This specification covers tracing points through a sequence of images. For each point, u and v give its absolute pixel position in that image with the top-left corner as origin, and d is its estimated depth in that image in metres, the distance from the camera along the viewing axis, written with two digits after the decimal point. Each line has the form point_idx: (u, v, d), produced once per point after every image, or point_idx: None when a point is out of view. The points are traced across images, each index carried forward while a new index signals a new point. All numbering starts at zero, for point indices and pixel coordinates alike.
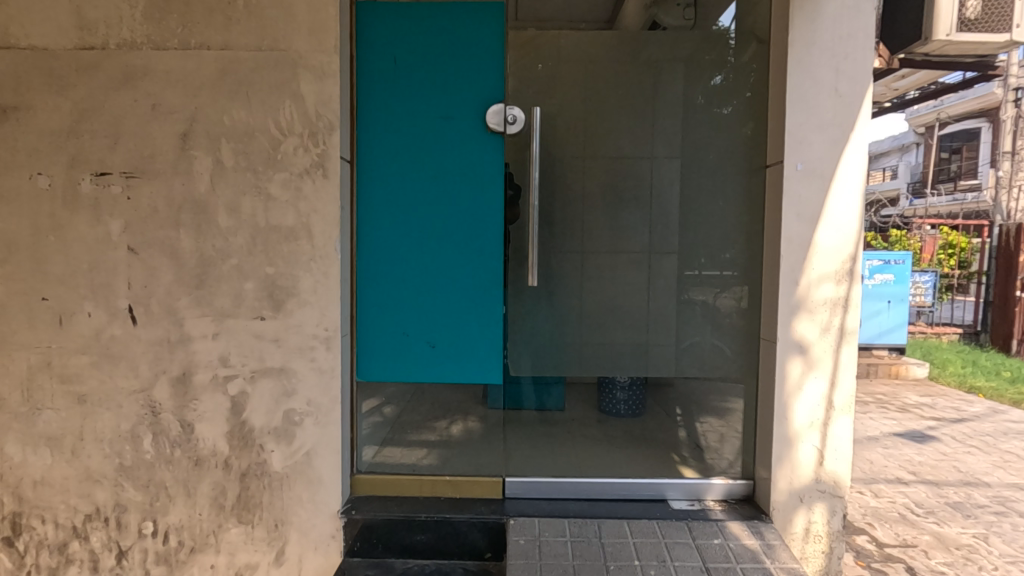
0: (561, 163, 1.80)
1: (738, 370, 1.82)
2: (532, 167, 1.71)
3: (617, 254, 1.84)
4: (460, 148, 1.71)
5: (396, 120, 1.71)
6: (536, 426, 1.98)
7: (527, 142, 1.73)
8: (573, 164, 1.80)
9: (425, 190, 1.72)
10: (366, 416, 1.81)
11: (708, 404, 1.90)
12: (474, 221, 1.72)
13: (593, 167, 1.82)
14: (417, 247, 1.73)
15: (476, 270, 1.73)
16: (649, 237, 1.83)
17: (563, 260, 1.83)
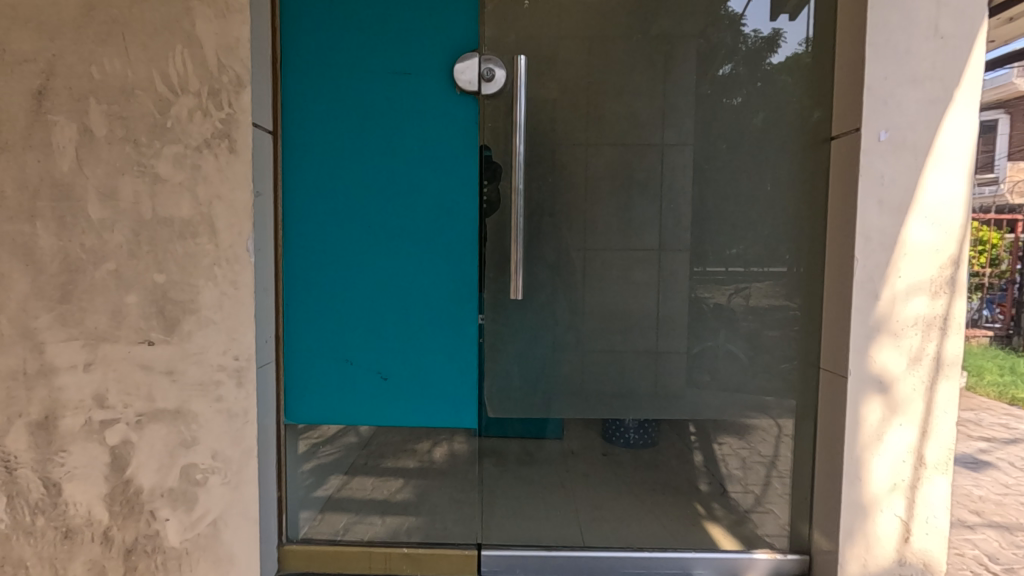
0: (558, 138, 1.32)
1: (786, 403, 1.35)
2: (517, 144, 1.26)
3: (635, 261, 1.34)
4: (419, 114, 1.28)
5: (331, 78, 1.28)
6: (534, 460, 1.51)
7: (509, 108, 1.29)
8: (575, 138, 1.32)
9: (372, 171, 1.29)
10: (307, 457, 1.44)
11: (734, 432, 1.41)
12: (438, 212, 1.29)
13: (603, 142, 1.32)
14: (362, 245, 1.30)
15: (442, 275, 1.30)
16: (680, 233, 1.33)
17: (563, 265, 1.34)
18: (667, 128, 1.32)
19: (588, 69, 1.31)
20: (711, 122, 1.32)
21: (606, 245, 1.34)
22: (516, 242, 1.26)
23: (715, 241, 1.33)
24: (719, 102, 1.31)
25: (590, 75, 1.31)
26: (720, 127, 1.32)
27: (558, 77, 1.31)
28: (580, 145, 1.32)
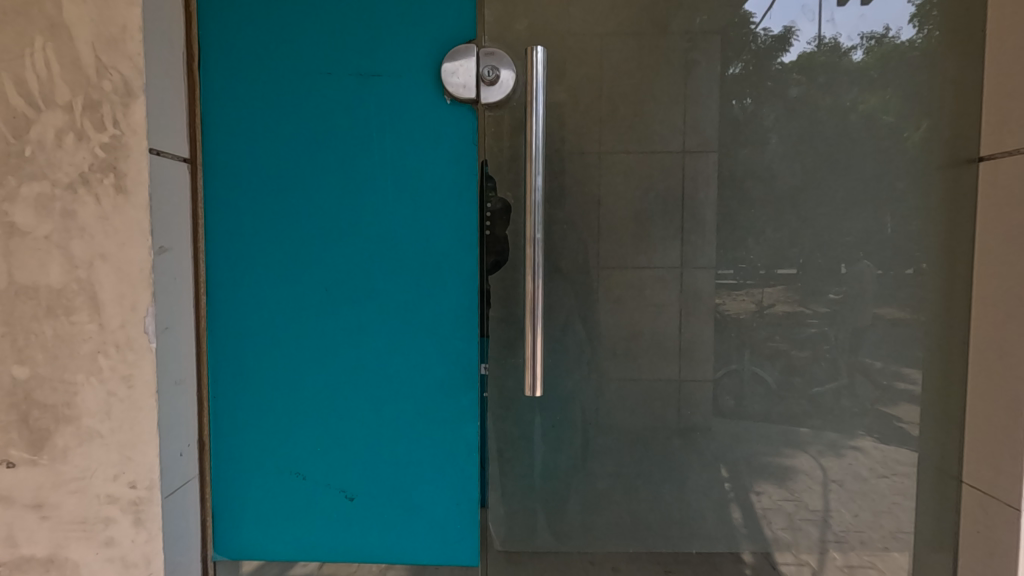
0: (588, 163, 0.95)
1: (826, 437, 0.97)
2: (530, 173, 0.85)
3: (697, 331, 0.96)
4: (394, 132, 0.91)
5: (270, 82, 0.91)
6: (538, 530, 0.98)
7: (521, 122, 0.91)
8: (611, 164, 0.95)
9: (328, 212, 0.92)
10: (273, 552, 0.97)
11: (773, 482, 0.98)
12: (422, 270, 0.92)
13: (651, 168, 0.95)
14: (320, 315, 0.94)
15: (428, 356, 0.93)
16: (761, 295, 0.96)
17: (596, 340, 0.96)
18: (742, 147, 0.94)
19: (629, 67, 0.93)
20: (803, 138, 0.94)
21: (655, 311, 0.96)
22: (530, 315, 0.88)
23: (811, 307, 0.96)
24: (814, 110, 0.93)
25: (633, 75, 0.94)
26: (816, 144, 0.94)
27: (588, 78, 0.94)
28: (619, 174, 0.95)
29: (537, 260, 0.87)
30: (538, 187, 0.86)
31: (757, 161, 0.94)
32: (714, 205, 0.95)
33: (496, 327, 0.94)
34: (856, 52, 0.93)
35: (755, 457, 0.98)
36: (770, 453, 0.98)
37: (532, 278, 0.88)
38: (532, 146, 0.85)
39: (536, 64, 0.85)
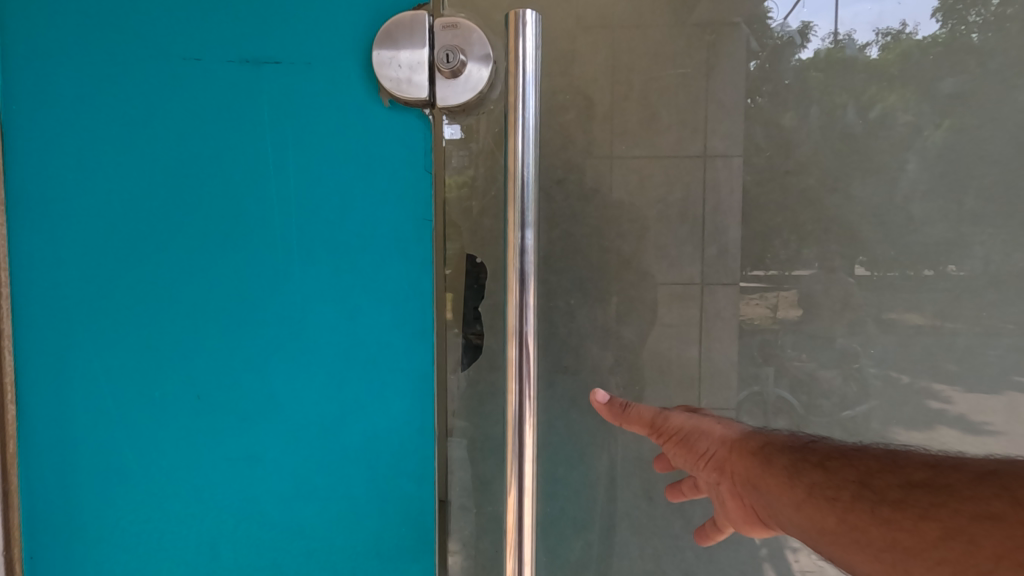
0: (612, 200, 0.59)
1: None
2: (514, 227, 0.49)
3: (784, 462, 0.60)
4: (296, 150, 0.57)
5: (103, 73, 0.58)
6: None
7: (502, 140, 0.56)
8: (649, 202, 0.58)
9: (197, 276, 0.59)
10: None
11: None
12: (346, 369, 0.59)
13: (715, 210, 0.58)
14: (189, 434, 0.61)
15: (356, 501, 0.59)
16: (892, 419, 0.58)
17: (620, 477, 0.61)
18: (872, 173, 0.55)
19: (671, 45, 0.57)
20: (961, 164, 0.55)
21: None
22: (513, 463, 0.51)
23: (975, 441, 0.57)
24: (994, 112, 0.54)
25: (680, 62, 0.57)
26: (984, 175, 0.55)
27: (607, 69, 0.58)
28: (661, 219, 0.58)
29: (527, 372, 0.50)
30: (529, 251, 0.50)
31: (901, 199, 0.55)
32: (820, 269, 0.57)
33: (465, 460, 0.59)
34: (872, 49, 0.55)
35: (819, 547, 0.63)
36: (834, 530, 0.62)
37: (518, 402, 0.51)
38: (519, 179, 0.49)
39: (524, 39, 0.48)
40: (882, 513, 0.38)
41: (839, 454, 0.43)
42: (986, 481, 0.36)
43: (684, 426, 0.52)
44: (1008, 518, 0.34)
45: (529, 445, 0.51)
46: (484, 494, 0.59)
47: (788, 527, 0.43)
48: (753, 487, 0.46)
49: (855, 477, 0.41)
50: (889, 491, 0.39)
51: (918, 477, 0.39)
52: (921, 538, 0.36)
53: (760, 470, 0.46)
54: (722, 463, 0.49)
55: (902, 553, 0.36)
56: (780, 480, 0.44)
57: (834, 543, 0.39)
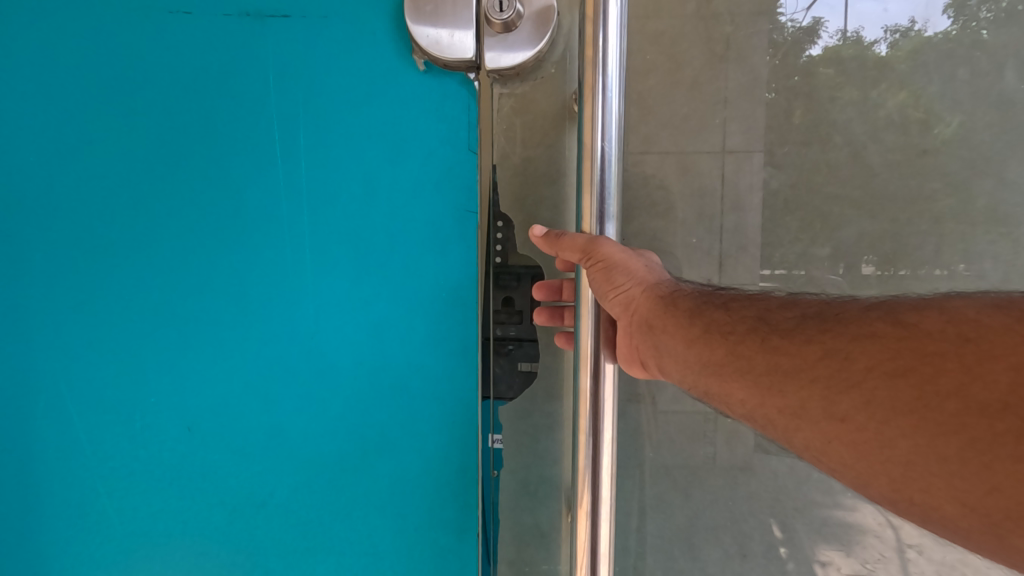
0: (703, 189, 0.51)
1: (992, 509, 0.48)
2: (590, 219, 0.39)
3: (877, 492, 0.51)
4: (309, 124, 0.47)
5: (72, 28, 0.47)
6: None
7: (570, 113, 0.45)
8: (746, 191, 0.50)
9: (185, 277, 0.48)
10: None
11: (834, 550, 0.52)
12: (369, 392, 0.48)
13: (828, 199, 0.49)
14: (178, 473, 0.50)
15: (384, 553, 0.49)
16: None
17: (697, 515, 0.52)
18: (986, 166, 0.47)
19: (734, 15, 0.49)
20: None
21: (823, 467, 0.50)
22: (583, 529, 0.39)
23: None
24: None
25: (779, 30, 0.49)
26: None
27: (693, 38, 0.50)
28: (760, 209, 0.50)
29: (606, 404, 0.38)
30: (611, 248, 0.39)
31: None
32: (947, 268, 0.48)
33: (518, 508, 0.48)
34: (881, 48, 0.48)
35: (852, 564, 0.52)
36: (865, 538, 0.52)
37: (592, 445, 0.38)
38: (598, 162, 0.38)
39: None
40: (769, 341, 0.29)
41: (749, 296, 0.34)
42: (873, 308, 0.27)
43: (611, 255, 0.37)
44: (890, 336, 0.25)
45: (603, 504, 0.38)
46: (540, 549, 0.48)
47: (672, 365, 0.35)
48: (646, 329, 0.36)
49: (754, 314, 0.32)
50: (786, 322, 0.30)
51: (824, 307, 0.29)
52: (801, 356, 0.27)
53: (661, 312, 0.35)
54: (629, 302, 0.37)
55: (782, 374, 0.28)
56: (678, 320, 0.34)
57: (716, 377, 0.31)
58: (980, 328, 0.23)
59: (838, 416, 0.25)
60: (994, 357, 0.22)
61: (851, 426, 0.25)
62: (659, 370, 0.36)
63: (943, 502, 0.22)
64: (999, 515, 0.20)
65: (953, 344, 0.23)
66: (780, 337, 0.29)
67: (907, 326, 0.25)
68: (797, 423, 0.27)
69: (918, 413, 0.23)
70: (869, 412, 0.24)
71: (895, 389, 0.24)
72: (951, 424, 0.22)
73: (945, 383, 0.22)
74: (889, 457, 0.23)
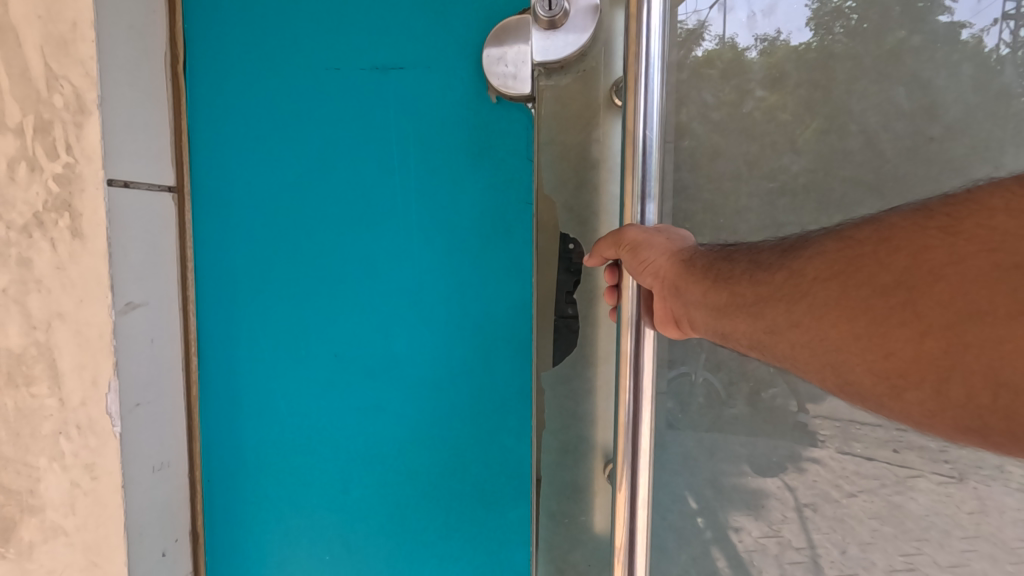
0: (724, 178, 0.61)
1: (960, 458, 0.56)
2: (631, 208, 0.49)
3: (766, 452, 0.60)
4: (419, 145, 0.66)
5: (266, 83, 0.70)
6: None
7: (612, 122, 0.58)
8: (770, 173, 0.60)
9: (349, 252, 0.70)
10: None
11: (744, 515, 0.62)
12: (456, 334, 0.68)
13: (845, 182, 0.59)
14: (329, 387, 0.72)
15: (464, 446, 0.70)
16: None
17: (721, 463, 0.61)
18: (995, 149, 0.55)
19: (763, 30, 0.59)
20: None
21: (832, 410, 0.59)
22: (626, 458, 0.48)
23: None
24: None
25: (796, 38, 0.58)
26: None
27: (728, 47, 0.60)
28: (784, 194, 0.60)
29: (644, 361, 0.48)
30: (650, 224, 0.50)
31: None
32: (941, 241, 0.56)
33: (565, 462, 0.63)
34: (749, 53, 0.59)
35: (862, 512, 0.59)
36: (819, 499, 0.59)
37: (634, 397, 0.48)
38: (640, 153, 0.48)
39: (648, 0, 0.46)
40: (755, 277, 0.43)
41: (747, 247, 0.46)
42: (828, 233, 0.41)
43: (636, 236, 0.49)
44: (832, 251, 0.39)
45: (643, 455, 0.48)
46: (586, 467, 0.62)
47: (695, 315, 0.47)
48: (673, 290, 0.48)
49: (745, 259, 0.45)
50: (768, 258, 0.43)
51: (793, 243, 0.43)
52: (774, 284, 0.41)
53: (681, 273, 0.47)
54: (660, 272, 0.48)
55: (764, 301, 0.41)
56: (695, 277, 0.46)
57: (724, 315, 0.44)
58: (886, 231, 0.37)
59: (795, 323, 0.39)
60: (896, 253, 0.36)
61: (802, 329, 0.39)
62: (690, 325, 0.48)
63: (863, 372, 0.36)
64: (896, 374, 0.35)
65: (871, 247, 0.37)
66: (763, 273, 0.43)
67: (844, 241, 0.39)
68: (774, 337, 0.40)
69: (842, 304, 0.37)
70: (813, 316, 0.38)
71: (831, 290, 0.38)
72: (865, 305, 0.36)
73: (863, 274, 0.37)
74: (827, 345, 0.37)
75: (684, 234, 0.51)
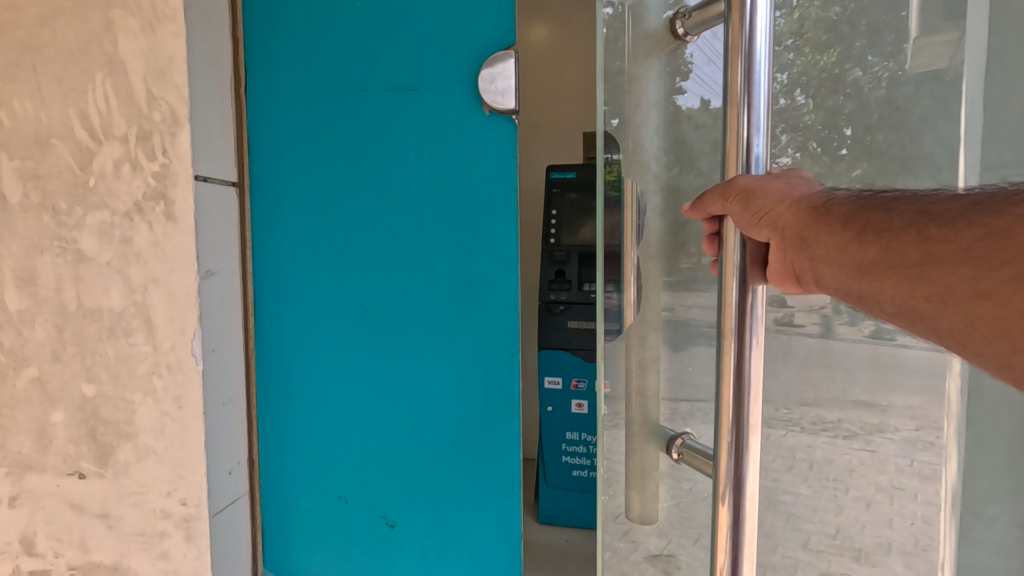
0: None
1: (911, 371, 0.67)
2: (737, 149, 0.42)
3: None
4: (429, 145, 0.85)
5: (309, 101, 0.90)
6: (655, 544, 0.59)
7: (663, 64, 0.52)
8: None
9: (374, 230, 0.89)
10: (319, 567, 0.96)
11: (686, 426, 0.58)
12: (459, 293, 0.86)
13: None
14: (358, 339, 0.91)
15: (467, 383, 0.88)
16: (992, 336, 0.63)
17: None
18: None
19: None
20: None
21: None
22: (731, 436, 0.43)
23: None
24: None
25: None
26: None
27: None
28: None
29: (755, 321, 0.42)
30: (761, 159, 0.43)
31: None
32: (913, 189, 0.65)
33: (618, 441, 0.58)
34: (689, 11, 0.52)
35: None
36: None
37: (741, 361, 0.42)
38: (747, 74, 0.40)
39: None
40: (926, 233, 0.39)
41: (891, 197, 0.42)
42: None
43: (748, 183, 0.42)
44: None
45: (751, 442, 0.43)
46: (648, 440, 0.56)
47: (822, 272, 0.43)
48: (799, 242, 0.42)
49: (911, 212, 0.40)
50: (949, 214, 0.39)
51: (984, 198, 0.38)
52: (958, 244, 0.37)
53: (811, 222, 0.42)
54: (777, 221, 0.42)
55: (935, 265, 0.38)
56: (828, 230, 0.42)
57: (870, 275, 0.40)
58: None
59: (984, 294, 0.36)
60: None
61: (996, 302, 0.35)
62: (815, 283, 0.43)
63: None
64: None
65: None
66: (939, 231, 0.38)
67: None
68: (948, 305, 0.37)
69: None
70: (1014, 289, 0.35)
71: None
72: None
73: None
74: None
75: (802, 176, 0.45)
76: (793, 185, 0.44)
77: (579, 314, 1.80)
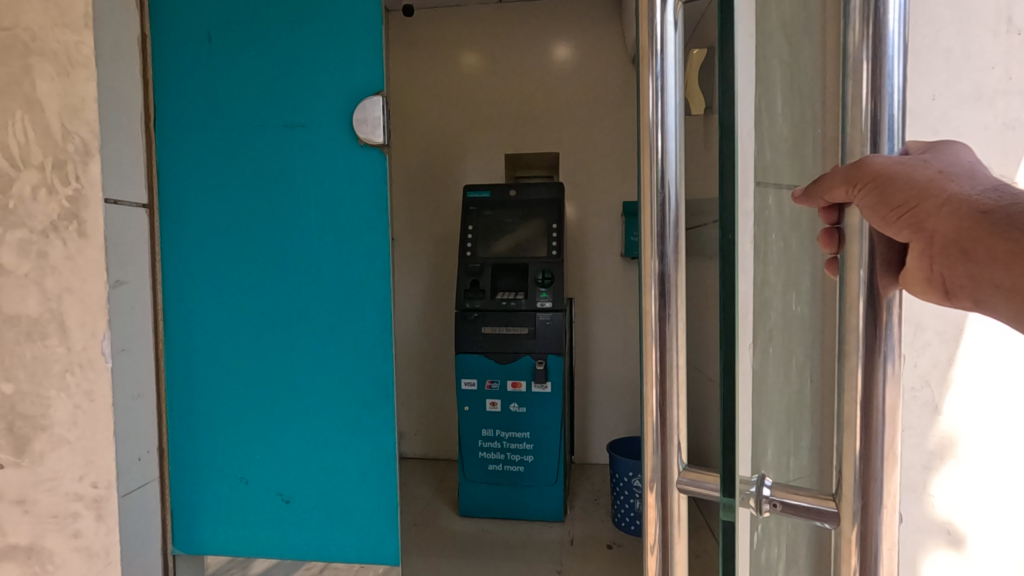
0: None
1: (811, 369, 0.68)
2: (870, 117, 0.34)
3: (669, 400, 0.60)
4: (315, 173, 1.01)
5: (211, 136, 1.05)
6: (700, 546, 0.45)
7: None
8: None
9: (269, 245, 1.03)
10: (221, 544, 1.09)
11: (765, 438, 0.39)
12: (342, 298, 1.02)
13: None
14: (255, 340, 1.05)
15: (349, 374, 1.03)
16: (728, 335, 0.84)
17: None
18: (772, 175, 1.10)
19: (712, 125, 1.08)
20: None
21: None
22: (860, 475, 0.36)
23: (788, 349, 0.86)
24: None
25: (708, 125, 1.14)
26: None
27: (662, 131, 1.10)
28: None
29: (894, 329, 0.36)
30: (895, 110, 0.34)
31: None
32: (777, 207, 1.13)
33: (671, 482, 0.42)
34: None
35: None
36: None
37: (879, 379, 0.35)
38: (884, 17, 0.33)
39: None
40: None
41: None
42: None
43: (889, 170, 0.35)
44: None
45: (886, 481, 0.36)
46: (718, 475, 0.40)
47: (985, 291, 0.39)
48: (959, 253, 0.39)
49: None
50: None
51: None
52: None
53: (973, 232, 0.38)
54: (916, 220, 0.38)
55: None
56: (1006, 244, 0.38)
57: None
58: None
59: None
60: None
61: None
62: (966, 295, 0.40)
63: None
64: None
65: None
66: None
67: None
68: None
69: None
70: None
71: None
72: None
73: None
74: None
75: (952, 161, 0.40)
76: (950, 177, 0.39)
77: (492, 321, 1.97)
